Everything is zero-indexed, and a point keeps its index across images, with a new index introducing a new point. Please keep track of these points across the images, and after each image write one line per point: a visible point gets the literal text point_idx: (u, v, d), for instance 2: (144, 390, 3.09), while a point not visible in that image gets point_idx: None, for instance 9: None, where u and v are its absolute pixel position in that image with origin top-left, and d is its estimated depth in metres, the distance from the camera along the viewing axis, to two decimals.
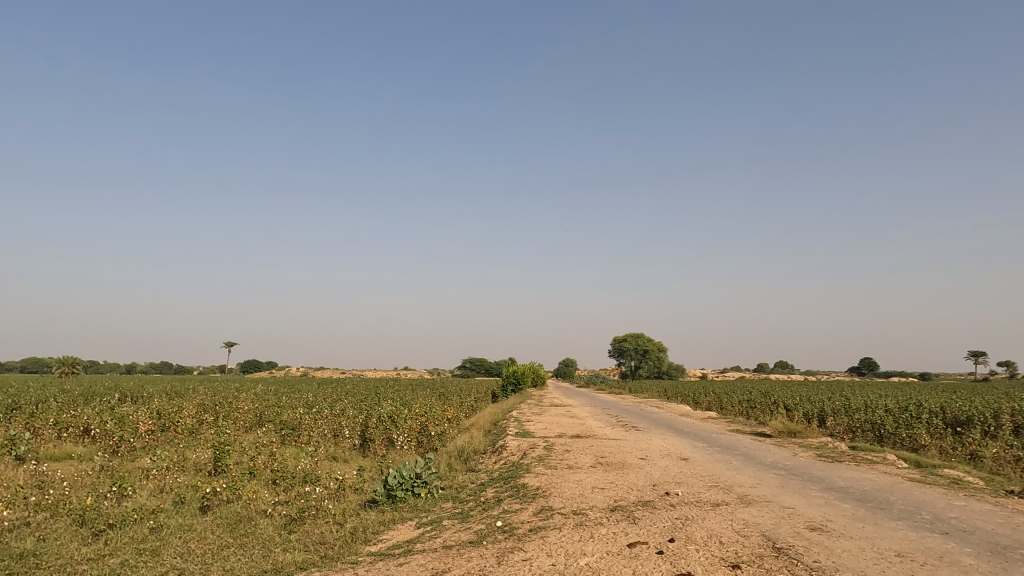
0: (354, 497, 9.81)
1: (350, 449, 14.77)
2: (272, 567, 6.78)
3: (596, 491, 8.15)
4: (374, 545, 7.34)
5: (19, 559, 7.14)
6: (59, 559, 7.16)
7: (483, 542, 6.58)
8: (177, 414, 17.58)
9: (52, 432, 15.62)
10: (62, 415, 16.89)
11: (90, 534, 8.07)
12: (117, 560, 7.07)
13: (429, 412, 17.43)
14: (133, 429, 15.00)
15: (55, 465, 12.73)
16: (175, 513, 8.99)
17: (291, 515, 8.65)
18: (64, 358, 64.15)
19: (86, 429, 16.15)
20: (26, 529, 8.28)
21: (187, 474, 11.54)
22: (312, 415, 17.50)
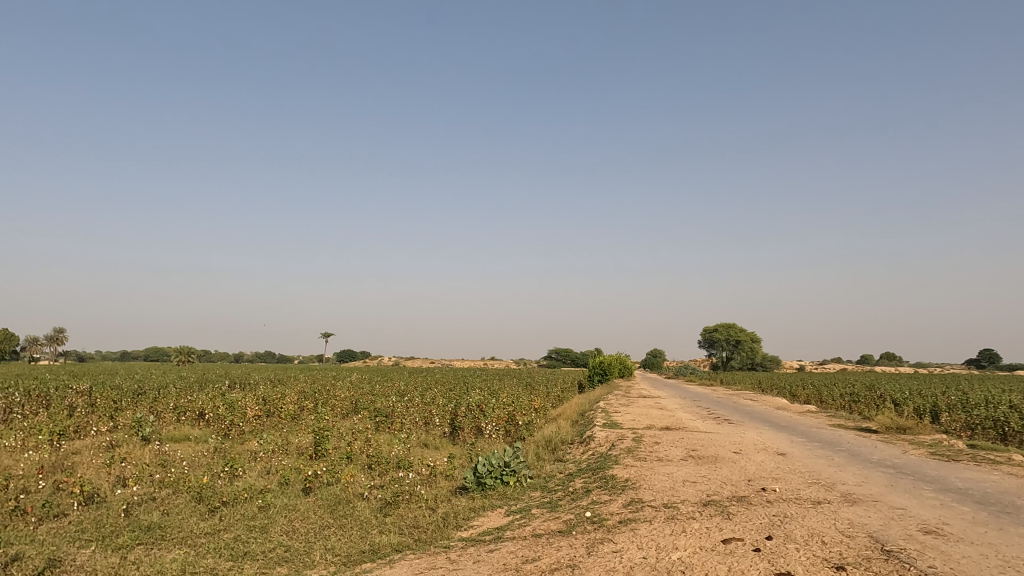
0: (446, 483, 10.06)
1: (441, 437, 15.14)
2: (370, 548, 7.08)
3: (689, 485, 7.94)
4: (465, 531, 7.50)
5: (147, 531, 7.83)
6: (181, 532, 7.79)
7: (572, 531, 6.59)
8: (280, 401, 18.66)
9: (172, 415, 16.99)
10: (180, 400, 18.36)
11: (206, 510, 8.73)
12: (231, 535, 7.63)
13: (517, 401, 17.59)
14: (242, 415, 16.09)
15: (175, 446, 13.83)
16: (280, 493, 9.57)
17: (386, 498, 9.01)
18: (179, 347, 69.43)
19: (201, 414, 17.46)
20: (153, 503, 9.06)
21: (291, 457, 12.21)
22: (404, 403, 18.11)
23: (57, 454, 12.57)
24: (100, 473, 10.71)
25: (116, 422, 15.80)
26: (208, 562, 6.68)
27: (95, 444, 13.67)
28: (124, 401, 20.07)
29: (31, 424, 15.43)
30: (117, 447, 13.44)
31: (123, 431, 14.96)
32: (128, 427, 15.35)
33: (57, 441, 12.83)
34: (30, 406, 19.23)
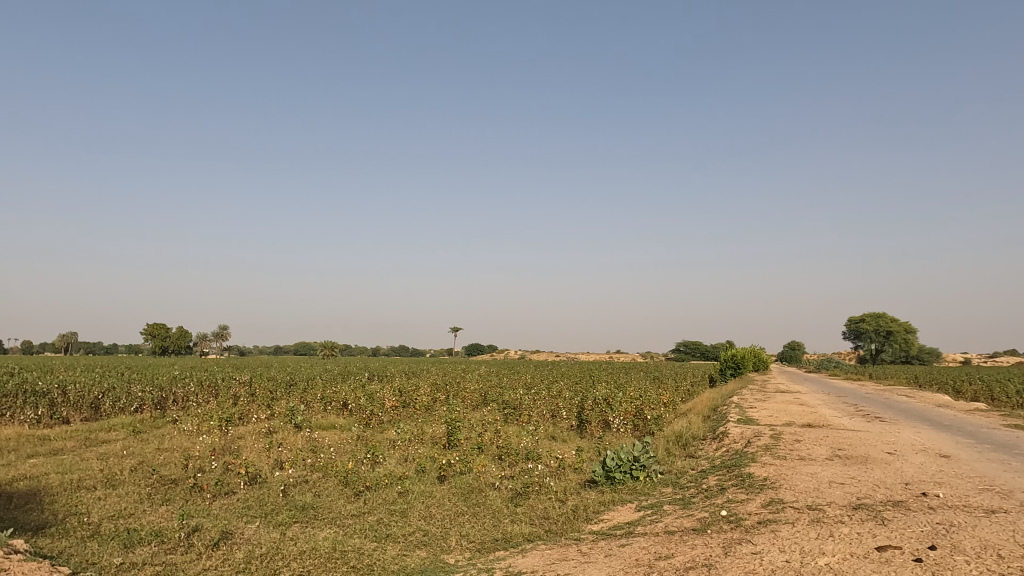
0: (575, 476, 10.11)
1: (568, 430, 15.20)
2: (502, 536, 7.28)
3: (835, 486, 7.40)
4: (596, 525, 7.48)
5: (303, 510, 8.56)
6: (331, 512, 8.44)
7: (707, 530, 6.36)
8: (415, 392, 19.62)
9: (320, 405, 18.41)
10: (327, 391, 19.84)
11: (353, 493, 9.38)
12: (375, 518, 8.14)
13: (645, 395, 17.25)
14: (381, 406, 17.10)
15: (323, 433, 14.98)
16: (417, 480, 10.08)
17: (517, 489, 9.21)
18: (324, 342, 75.02)
19: (345, 404, 18.77)
20: (306, 485, 9.88)
21: (426, 446, 12.80)
22: (531, 396, 18.38)
23: (226, 438, 14.07)
24: (261, 456, 11.84)
25: (273, 410, 17.39)
26: (355, 542, 7.17)
27: (256, 430, 15.13)
28: (279, 392, 22.04)
29: (205, 411, 17.38)
30: (275, 433, 14.78)
31: (279, 418, 16.43)
32: (283, 415, 16.84)
33: (225, 427, 14.35)
34: (203, 395, 21.66)
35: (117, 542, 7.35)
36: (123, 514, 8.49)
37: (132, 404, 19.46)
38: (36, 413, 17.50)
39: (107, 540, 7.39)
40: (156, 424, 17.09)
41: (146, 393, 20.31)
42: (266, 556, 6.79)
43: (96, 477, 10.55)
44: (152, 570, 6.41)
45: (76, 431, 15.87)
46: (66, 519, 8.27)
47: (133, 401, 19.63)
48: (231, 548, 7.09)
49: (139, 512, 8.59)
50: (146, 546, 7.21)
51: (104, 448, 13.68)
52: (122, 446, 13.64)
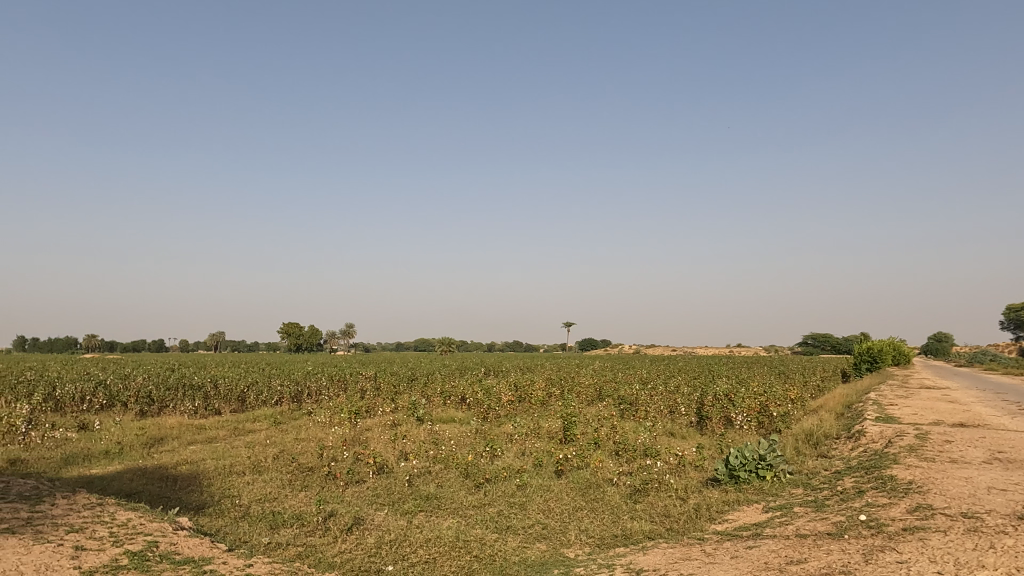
0: (696, 474, 9.81)
1: (687, 426, 14.78)
2: (622, 532, 7.21)
3: (995, 493, 6.68)
4: (720, 525, 7.22)
5: (427, 500, 8.93)
6: (453, 503, 8.74)
7: (844, 536, 5.94)
8: (530, 387, 19.88)
9: (440, 399, 19.09)
10: (446, 386, 20.53)
11: (473, 485, 9.66)
12: (496, 509, 8.33)
13: (770, 391, 16.42)
14: (497, 400, 17.45)
15: (443, 426, 15.54)
16: (535, 474, 10.20)
17: (635, 485, 9.08)
18: (442, 337, 77.80)
19: (463, 398, 19.33)
20: (430, 476, 10.31)
21: (542, 441, 12.92)
22: (648, 391, 18.03)
23: (355, 430, 14.96)
24: (387, 448, 12.46)
25: (397, 404, 18.25)
26: (477, 532, 7.38)
27: (382, 422, 15.99)
28: (402, 386, 23.08)
29: (336, 404, 18.58)
30: (399, 425, 15.53)
31: (403, 412, 17.24)
32: (406, 409, 17.63)
33: (354, 419, 15.27)
34: (334, 389, 23.17)
35: (264, 523, 8.04)
36: (268, 498, 9.27)
37: (273, 397, 21.18)
38: (194, 404, 19.50)
39: (256, 521, 8.11)
40: (294, 416, 18.46)
41: (285, 387, 22.03)
42: (395, 542, 7.15)
43: (245, 463, 11.58)
44: (294, 550, 6.95)
45: (227, 421, 17.54)
46: (221, 501, 9.16)
47: (273, 395, 21.35)
48: (363, 533, 7.54)
49: (282, 497, 9.34)
50: (288, 528, 7.83)
51: (250, 437, 14.99)
52: (266, 436, 14.88)
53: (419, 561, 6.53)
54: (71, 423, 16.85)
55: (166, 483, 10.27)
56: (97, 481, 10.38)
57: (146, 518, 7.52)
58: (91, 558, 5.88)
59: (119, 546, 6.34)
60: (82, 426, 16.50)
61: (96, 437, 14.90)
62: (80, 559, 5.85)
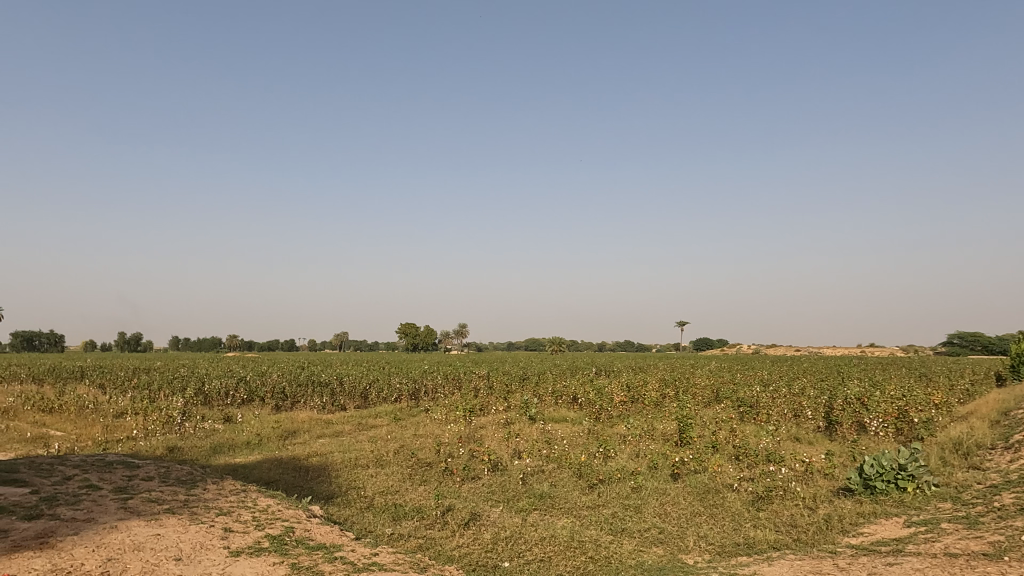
0: (825, 482, 9.19)
1: (814, 432, 13.89)
2: (745, 541, 6.90)
3: None
4: (854, 538, 6.72)
5: (541, 498, 9.01)
6: (568, 503, 8.74)
7: (1004, 558, 5.34)
8: (643, 387, 19.49)
9: (552, 399, 19.17)
10: (557, 385, 20.59)
11: (587, 485, 9.62)
12: (610, 511, 8.25)
13: (910, 395, 15.05)
14: (610, 401, 17.26)
15: (555, 426, 15.60)
16: (650, 476, 9.99)
17: (758, 492, 8.64)
18: (552, 337, 78.08)
19: (575, 398, 19.29)
20: (543, 475, 10.38)
21: (657, 443, 12.63)
22: (770, 393, 17.13)
23: (470, 427, 15.37)
24: (501, 446, 12.68)
25: (509, 402, 18.53)
26: (592, 533, 7.34)
27: (496, 420, 16.29)
28: (514, 385, 23.38)
29: (451, 402, 19.16)
30: (512, 424, 15.75)
31: (515, 410, 17.50)
32: (519, 408, 17.85)
33: (468, 416, 15.67)
34: (448, 387, 23.92)
35: (387, 514, 8.44)
36: (390, 490, 9.73)
37: (393, 394, 22.21)
38: (322, 401, 20.84)
39: (380, 512, 8.53)
40: (412, 413, 19.25)
41: (403, 385, 23.02)
42: (511, 539, 7.26)
43: (369, 456, 12.23)
44: (415, 542, 7.25)
45: (351, 416, 18.59)
46: (348, 492, 9.72)
47: (393, 392, 22.37)
48: (479, 529, 7.72)
49: (403, 490, 9.77)
50: (409, 520, 8.17)
51: (373, 432, 15.80)
52: (387, 431, 15.63)
53: (534, 559, 6.59)
54: (217, 415, 18.58)
55: (299, 473, 11.06)
56: (242, 469, 11.37)
57: (284, 505, 8.15)
58: (238, 540, 6.45)
59: (260, 529, 6.90)
60: (227, 418, 18.11)
61: (239, 429, 16.32)
62: (228, 540, 6.42)
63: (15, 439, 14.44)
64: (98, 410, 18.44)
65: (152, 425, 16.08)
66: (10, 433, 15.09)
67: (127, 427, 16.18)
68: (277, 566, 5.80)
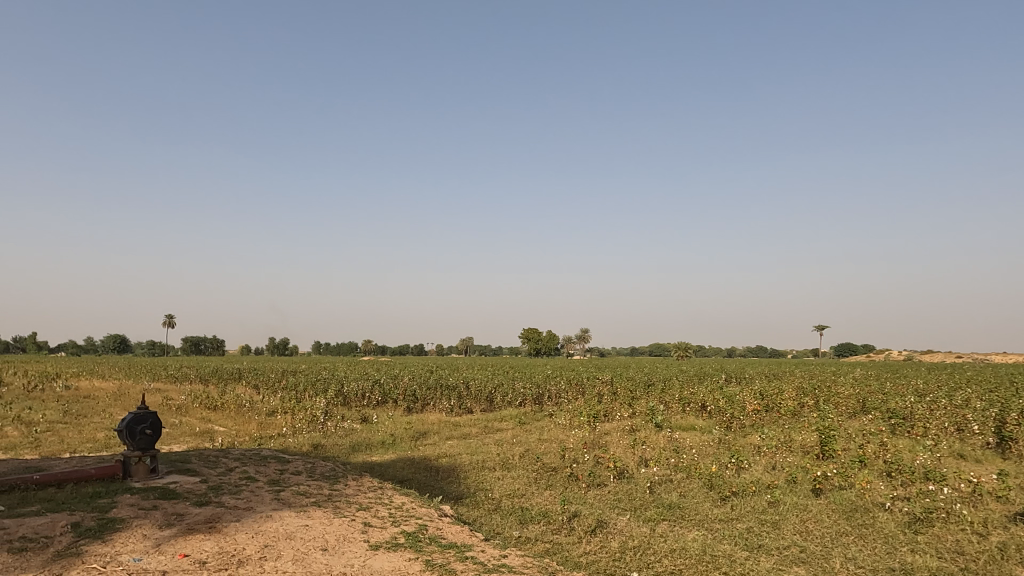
0: (997, 506, 8.17)
1: (983, 449, 12.40)
2: (900, 566, 6.30)
3: None
4: None
5: (671, 509, 8.74)
6: (698, 515, 8.42)
7: None
8: (779, 396, 18.38)
9: (679, 406, 18.60)
10: (684, 392, 19.94)
11: (719, 497, 9.21)
12: (745, 525, 7.85)
13: None
14: (742, 409, 16.44)
15: (684, 434, 15.10)
16: (788, 491, 9.39)
17: (915, 514, 7.83)
18: (678, 342, 75.58)
19: (703, 406, 18.59)
20: (672, 484, 10.08)
21: (796, 455, 11.84)
22: (927, 405, 15.52)
23: (595, 433, 15.24)
24: (627, 453, 12.46)
25: (635, 409, 18.18)
26: (726, 548, 7.02)
27: (621, 427, 16.04)
28: (639, 391, 22.93)
29: (575, 408, 19.10)
30: (637, 431, 15.45)
31: (641, 417, 17.13)
32: (645, 414, 17.46)
33: (593, 423, 15.56)
34: (572, 392, 23.91)
35: (514, 517, 8.57)
36: (517, 493, 9.88)
37: (517, 398, 22.53)
38: (450, 403, 21.59)
39: (507, 515, 8.67)
40: (537, 417, 19.43)
41: (527, 390, 23.31)
42: (639, 549, 7.11)
43: (496, 459, 12.48)
44: (542, 546, 7.30)
45: (478, 419, 19.09)
46: (476, 493, 9.98)
47: (517, 396, 22.71)
48: (606, 536, 7.63)
49: (529, 494, 9.88)
50: (536, 524, 8.24)
51: (499, 435, 16.13)
52: (512, 435, 15.90)
53: (664, 571, 6.42)
54: (355, 415, 19.81)
55: (430, 473, 11.51)
56: (378, 468, 12.03)
57: (417, 503, 8.51)
58: (377, 534, 6.83)
59: (396, 525, 7.25)
60: (364, 419, 19.25)
61: (375, 429, 17.31)
62: (368, 534, 6.81)
63: (187, 432, 16.25)
64: (254, 408, 20.32)
65: (299, 423, 17.44)
66: (182, 427, 16.98)
67: (278, 425, 17.68)
68: (413, 563, 6.05)
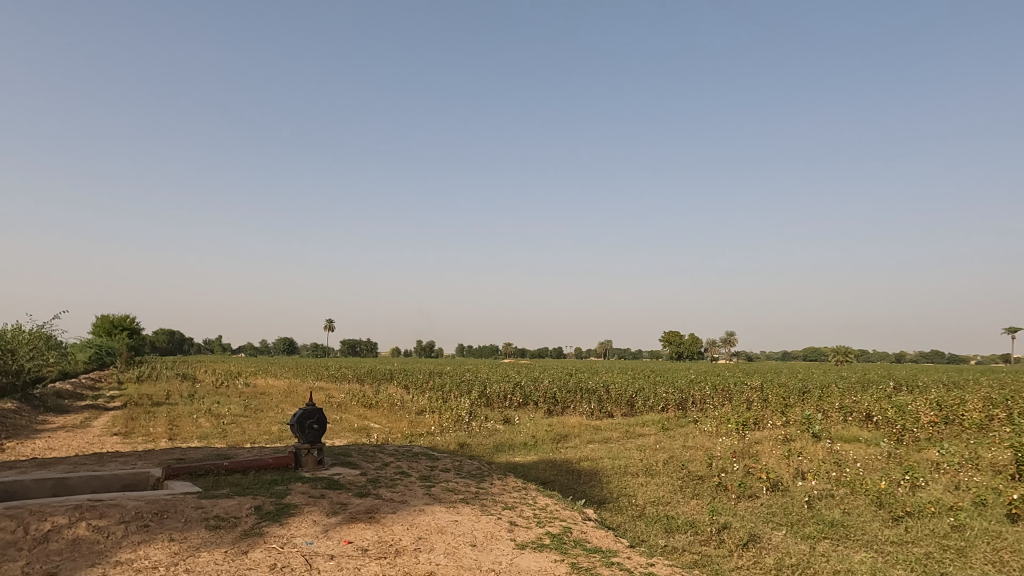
0: None
1: None
2: None
3: None
4: None
5: (832, 526, 8.09)
6: (865, 535, 7.72)
7: None
8: (961, 407, 16.35)
9: (839, 415, 17.16)
10: (845, 400, 18.37)
11: (890, 517, 8.38)
12: (922, 550, 7.07)
13: None
14: (915, 420, 14.82)
15: (846, 446, 13.90)
16: (975, 514, 8.32)
17: None
18: (837, 346, 69.97)
19: (868, 415, 17.01)
20: (833, 500, 9.33)
21: (983, 474, 10.46)
22: None
23: (745, 442, 14.47)
24: (781, 464, 11.70)
25: (788, 417, 17.04)
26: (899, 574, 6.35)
27: (773, 436, 15.10)
28: (793, 399, 21.46)
29: (722, 414, 18.30)
30: (792, 441, 14.46)
31: (795, 427, 16.01)
32: (800, 423, 16.30)
33: (741, 430, 14.80)
34: (718, 398, 22.92)
35: (660, 525, 8.35)
36: (661, 501, 9.64)
37: (659, 403, 21.98)
38: (590, 407, 21.53)
39: (652, 523, 8.48)
40: (680, 423, 18.82)
41: (670, 394, 22.66)
42: (798, 568, 6.65)
43: (638, 465, 12.26)
44: (691, 557, 7.05)
45: (619, 424, 18.87)
46: (619, 498, 9.87)
47: (659, 401, 22.14)
48: (759, 552, 7.21)
49: (675, 502, 9.59)
50: (683, 533, 7.99)
51: (641, 440, 15.83)
52: (655, 441, 15.54)
53: None
54: (498, 416, 20.37)
55: (572, 476, 11.55)
56: (521, 468, 12.28)
57: (560, 505, 8.58)
58: (523, 534, 6.97)
59: (541, 526, 7.36)
60: (506, 420, 19.74)
61: (517, 430, 17.70)
62: (515, 533, 6.97)
63: (347, 427, 17.61)
64: (405, 407, 21.57)
65: (445, 423, 18.24)
66: (343, 423, 18.42)
67: (427, 423, 18.63)
68: (558, 564, 6.10)
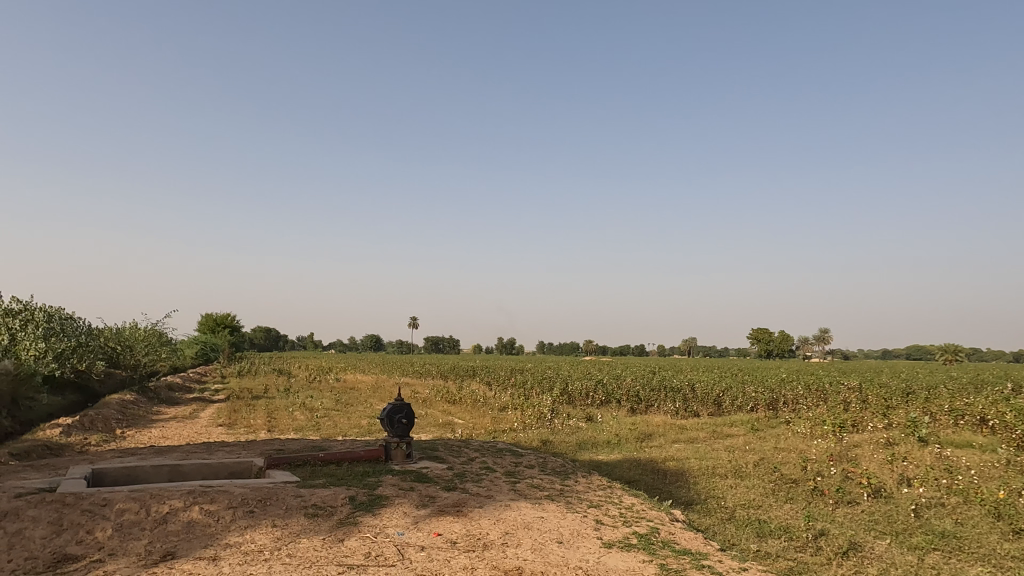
0: None
1: None
2: None
3: None
4: None
5: (943, 537, 7.56)
6: (980, 548, 7.16)
7: None
8: None
9: (950, 419, 15.94)
10: (957, 402, 17.05)
11: (1009, 530, 7.72)
12: None
13: None
14: None
15: (958, 451, 12.92)
16: None
17: None
18: (946, 345, 65.34)
19: (984, 420, 15.71)
20: (943, 510, 8.70)
21: None
22: None
23: (842, 444, 13.74)
24: (884, 469, 11.02)
25: (891, 420, 16.02)
26: None
27: (874, 439, 14.24)
28: (895, 400, 20.16)
29: (817, 416, 17.45)
30: (895, 445, 13.59)
31: (899, 430, 15.02)
32: (904, 427, 15.29)
33: (839, 433, 14.05)
34: (812, 398, 21.85)
35: (751, 530, 8.07)
36: (752, 504, 9.31)
37: (748, 403, 21.23)
38: (675, 406, 21.08)
39: (743, 526, 8.21)
40: (771, 424, 18.08)
41: (760, 394, 21.83)
42: None
43: (727, 466, 11.89)
44: (785, 564, 6.78)
45: (705, 423, 18.36)
46: (707, 500, 9.62)
47: (748, 401, 21.38)
48: (862, 561, 6.84)
49: (767, 506, 9.24)
50: (777, 538, 7.69)
51: (729, 441, 15.34)
52: (744, 441, 15.02)
53: None
54: (580, 414, 20.29)
55: (657, 476, 11.36)
56: (605, 466, 12.19)
57: (647, 505, 8.45)
58: (609, 532, 6.92)
59: (628, 526, 7.29)
60: (588, 418, 19.64)
61: (600, 428, 17.58)
62: (601, 531, 6.93)
63: (433, 423, 18.05)
64: (488, 403, 21.86)
65: (528, 420, 18.35)
66: (429, 418, 18.91)
67: (510, 420, 18.81)
68: (647, 565, 6.02)
